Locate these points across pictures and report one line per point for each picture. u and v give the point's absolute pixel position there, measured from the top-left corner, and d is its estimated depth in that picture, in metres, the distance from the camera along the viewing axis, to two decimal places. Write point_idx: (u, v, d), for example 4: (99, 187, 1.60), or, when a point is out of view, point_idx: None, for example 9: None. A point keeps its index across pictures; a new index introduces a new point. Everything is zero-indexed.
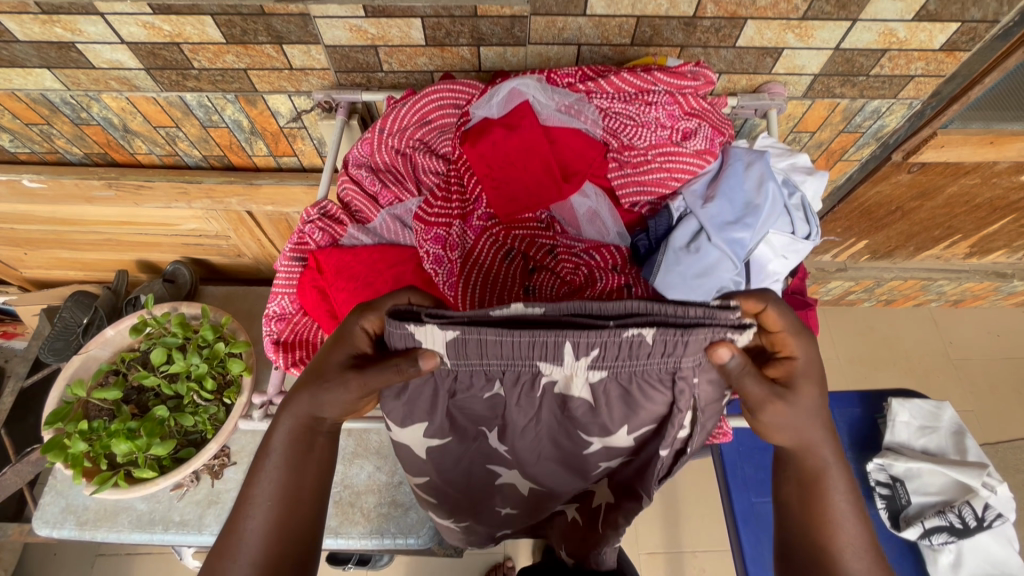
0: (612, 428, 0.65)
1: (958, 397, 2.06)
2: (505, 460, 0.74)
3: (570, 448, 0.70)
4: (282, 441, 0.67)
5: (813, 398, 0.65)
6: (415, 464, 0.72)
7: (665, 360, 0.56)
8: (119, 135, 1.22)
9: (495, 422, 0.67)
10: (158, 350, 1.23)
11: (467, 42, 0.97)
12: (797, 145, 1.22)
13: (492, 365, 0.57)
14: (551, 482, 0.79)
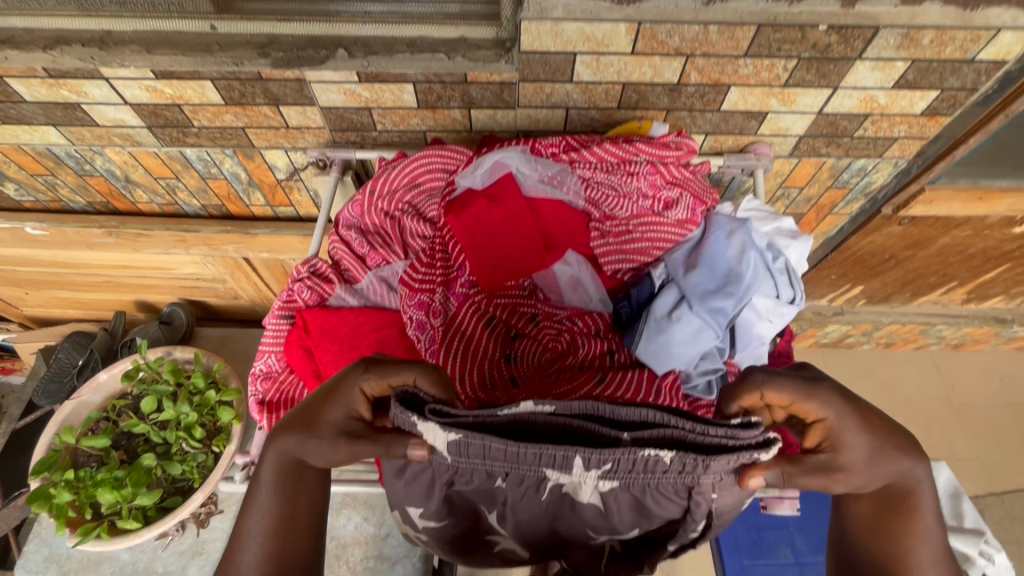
0: (620, 524, 0.63)
1: (961, 444, 2.03)
2: (505, 535, 0.73)
3: (573, 533, 0.68)
4: (271, 479, 0.61)
5: (862, 462, 0.59)
6: (413, 527, 0.72)
7: (682, 476, 0.53)
8: (121, 185, 1.25)
9: (493, 507, 0.65)
10: (149, 397, 1.23)
11: (459, 105, 0.99)
12: (786, 199, 1.24)
13: (496, 467, 0.54)
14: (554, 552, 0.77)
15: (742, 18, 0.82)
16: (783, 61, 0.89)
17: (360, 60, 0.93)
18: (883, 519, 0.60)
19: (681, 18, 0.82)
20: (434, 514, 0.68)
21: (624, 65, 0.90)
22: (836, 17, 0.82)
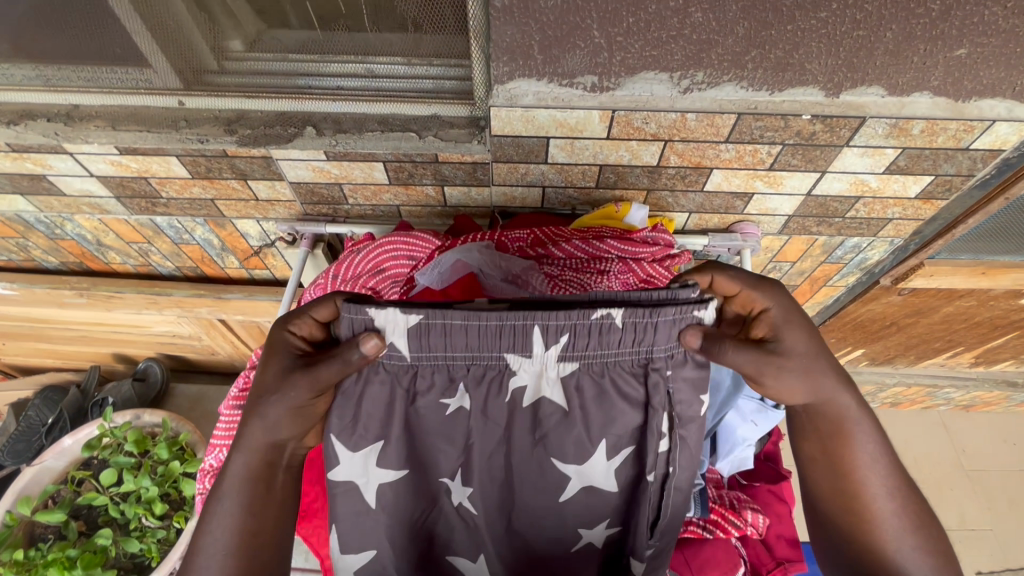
0: (589, 459, 0.64)
1: (973, 512, 1.92)
2: (472, 524, 0.69)
3: (543, 499, 0.67)
4: (236, 479, 0.59)
5: (814, 362, 0.63)
6: (363, 543, 0.64)
7: (636, 348, 0.60)
8: (94, 248, 1.22)
9: (457, 457, 0.65)
10: (110, 470, 1.17)
11: (432, 182, 0.96)
12: (778, 272, 1.18)
13: (458, 356, 0.59)
14: (522, 559, 0.72)
15: (721, 106, 0.79)
16: (767, 146, 0.85)
17: (328, 139, 0.90)
18: (837, 441, 0.66)
19: (657, 106, 0.79)
20: (395, 489, 0.64)
21: (599, 148, 0.86)
22: (820, 107, 0.78)
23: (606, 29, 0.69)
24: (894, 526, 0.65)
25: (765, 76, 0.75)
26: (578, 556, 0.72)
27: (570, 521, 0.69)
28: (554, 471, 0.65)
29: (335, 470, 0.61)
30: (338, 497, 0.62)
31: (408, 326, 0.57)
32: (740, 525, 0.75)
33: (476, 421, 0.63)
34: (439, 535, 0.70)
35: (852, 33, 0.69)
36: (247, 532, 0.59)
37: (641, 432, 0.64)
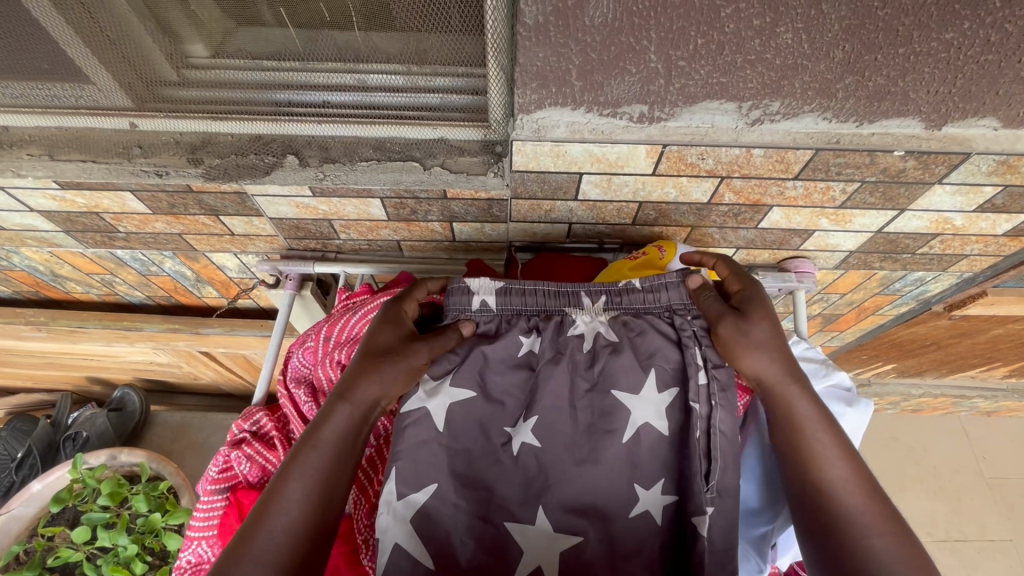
0: (648, 387, 0.60)
1: (992, 523, 1.86)
2: (531, 470, 0.58)
3: (592, 440, 0.58)
4: (336, 430, 0.54)
5: (760, 343, 0.58)
6: (428, 472, 0.56)
7: (658, 299, 0.64)
8: (49, 278, 1.07)
9: (524, 383, 0.61)
10: (81, 529, 1.05)
11: (438, 219, 0.82)
12: (823, 303, 1.06)
13: (529, 303, 0.64)
14: (579, 519, 0.57)
15: (795, 141, 0.64)
16: (841, 184, 0.71)
17: (314, 171, 0.75)
18: (788, 435, 0.57)
19: (717, 140, 0.64)
20: (471, 415, 0.59)
21: (642, 185, 0.72)
22: (916, 141, 0.64)
23: (666, 52, 0.54)
24: (881, 552, 0.51)
25: (857, 107, 0.60)
26: (632, 527, 0.57)
27: (618, 480, 0.58)
28: (604, 414, 0.59)
29: (409, 400, 0.58)
30: (407, 430, 0.57)
31: (488, 297, 0.64)
32: None
33: (538, 361, 0.61)
34: (497, 492, 0.57)
35: (978, 59, 0.54)
36: (324, 495, 0.52)
37: (679, 372, 0.61)
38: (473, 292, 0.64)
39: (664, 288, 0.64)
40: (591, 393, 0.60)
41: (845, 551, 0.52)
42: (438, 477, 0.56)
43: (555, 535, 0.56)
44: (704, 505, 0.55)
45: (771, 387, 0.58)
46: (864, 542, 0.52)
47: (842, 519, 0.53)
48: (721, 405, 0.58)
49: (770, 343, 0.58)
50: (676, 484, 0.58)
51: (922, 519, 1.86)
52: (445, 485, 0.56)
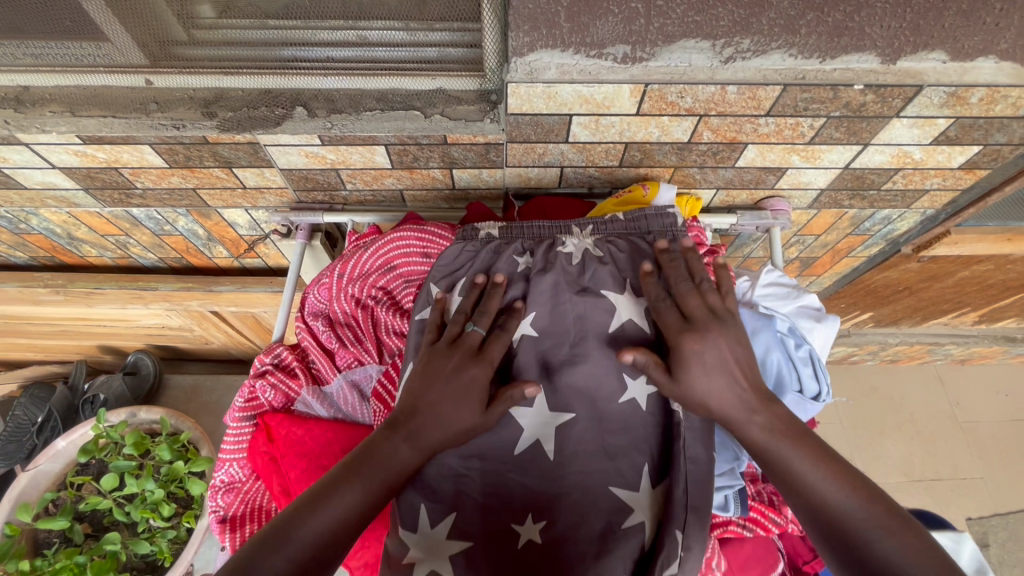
0: (631, 291, 0.69)
1: (966, 463, 1.97)
2: (531, 361, 0.67)
3: (582, 337, 0.67)
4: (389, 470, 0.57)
5: (699, 400, 0.61)
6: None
7: (634, 224, 0.74)
8: (65, 242, 1.12)
9: (518, 289, 0.70)
10: (110, 475, 1.12)
11: (439, 165, 0.87)
12: (800, 245, 1.14)
13: (525, 231, 0.74)
14: (574, 399, 0.66)
15: (765, 77, 0.70)
16: (809, 119, 0.77)
17: (322, 121, 0.80)
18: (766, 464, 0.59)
19: (694, 78, 0.70)
20: None
21: (627, 125, 0.78)
22: (874, 75, 0.70)
23: None
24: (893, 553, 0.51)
25: (819, 42, 0.67)
26: (619, 410, 0.65)
27: (607, 370, 0.66)
28: (591, 317, 0.68)
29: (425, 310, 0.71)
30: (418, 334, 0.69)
31: (492, 230, 0.74)
32: (782, 523, 0.73)
33: (533, 276, 0.70)
34: (502, 380, 0.67)
35: None
36: (364, 511, 0.55)
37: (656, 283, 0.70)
38: (478, 228, 0.75)
39: (642, 217, 0.74)
40: (578, 299, 0.68)
41: (859, 562, 0.52)
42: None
43: (550, 413, 0.65)
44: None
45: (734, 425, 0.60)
46: (869, 547, 0.52)
47: (845, 528, 0.54)
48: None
49: (709, 394, 0.60)
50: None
51: (900, 461, 1.96)
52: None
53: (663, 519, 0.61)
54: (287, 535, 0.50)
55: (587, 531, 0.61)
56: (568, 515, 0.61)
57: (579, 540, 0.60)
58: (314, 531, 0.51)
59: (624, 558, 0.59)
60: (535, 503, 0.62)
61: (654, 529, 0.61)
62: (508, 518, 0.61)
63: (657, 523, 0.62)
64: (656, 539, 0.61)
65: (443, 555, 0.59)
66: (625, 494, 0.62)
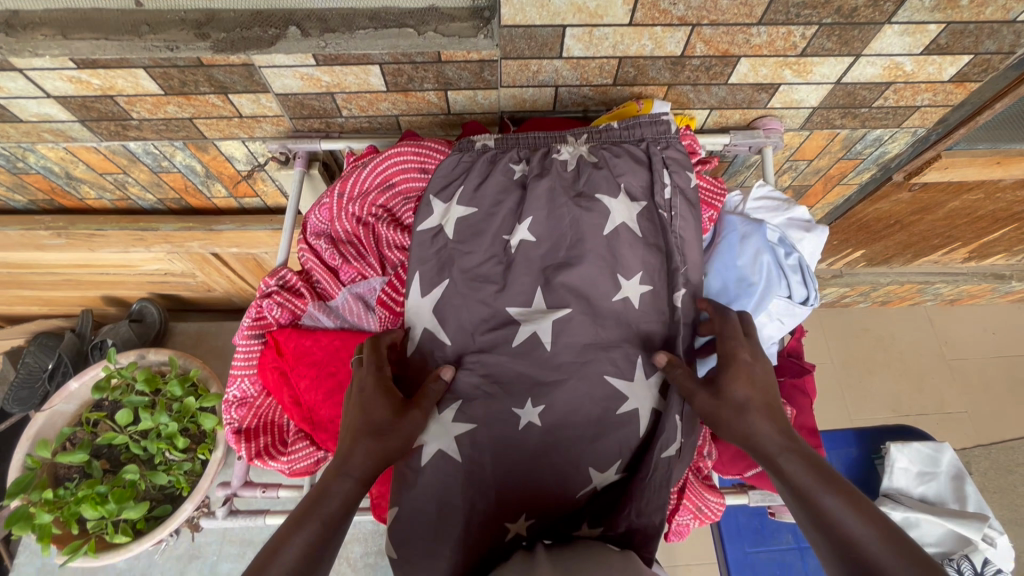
0: (624, 195, 0.72)
1: (951, 398, 2.04)
2: (529, 265, 0.70)
3: (579, 240, 0.70)
4: (332, 501, 0.53)
5: (732, 418, 0.59)
6: (442, 271, 0.70)
7: (629, 132, 0.75)
8: (64, 182, 1.12)
9: (515, 197, 0.72)
10: (124, 409, 1.15)
11: (433, 87, 0.88)
12: (793, 172, 1.16)
13: (521, 141, 0.76)
14: (570, 298, 0.69)
15: None
16: (801, 28, 0.78)
17: (316, 40, 0.79)
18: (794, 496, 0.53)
19: None
20: (472, 223, 0.71)
21: (620, 37, 0.78)
22: None
23: None
24: None
25: None
26: (614, 307, 0.69)
27: (602, 272, 0.69)
28: (585, 220, 0.70)
29: (426, 220, 0.72)
30: (418, 242, 0.71)
31: (488, 141, 0.76)
32: None
33: (529, 181, 0.72)
34: (501, 284, 0.70)
35: None
36: (312, 549, 0.49)
37: (649, 188, 0.73)
38: (474, 140, 0.76)
39: (637, 124, 0.74)
40: (574, 205, 0.71)
41: None
42: (450, 275, 0.70)
43: (548, 308, 0.68)
44: (678, 288, 0.69)
45: (773, 456, 0.56)
46: None
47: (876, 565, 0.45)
48: (679, 215, 0.71)
49: (746, 408, 0.59)
50: (651, 273, 0.70)
51: (888, 397, 2.03)
52: (455, 281, 0.70)
53: (658, 406, 0.67)
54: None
55: (584, 417, 0.66)
56: (564, 402, 0.66)
57: (577, 425, 0.65)
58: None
59: (619, 441, 0.66)
60: (534, 388, 0.66)
61: (653, 416, 0.67)
62: (508, 402, 0.65)
63: (653, 409, 0.67)
64: (652, 427, 0.67)
65: (450, 435, 0.64)
66: (621, 383, 0.66)
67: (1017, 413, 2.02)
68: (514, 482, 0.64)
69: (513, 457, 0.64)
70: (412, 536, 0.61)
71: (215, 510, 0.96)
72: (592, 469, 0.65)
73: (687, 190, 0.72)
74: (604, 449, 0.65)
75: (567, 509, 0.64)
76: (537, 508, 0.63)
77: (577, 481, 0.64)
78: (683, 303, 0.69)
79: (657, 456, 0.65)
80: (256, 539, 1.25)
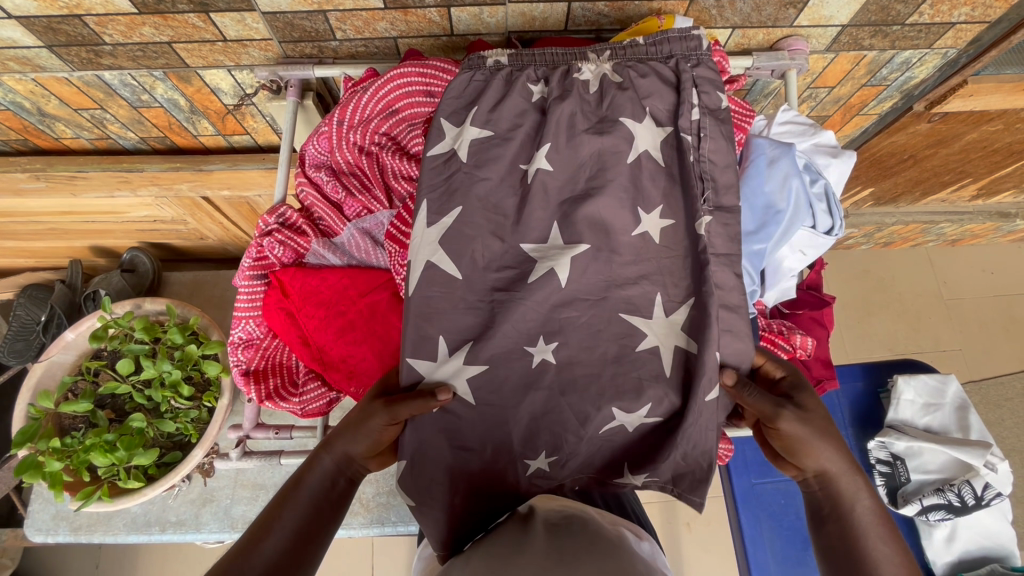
0: (649, 120, 0.67)
1: (947, 336, 2.07)
2: (545, 196, 0.66)
3: (600, 171, 0.66)
4: (321, 479, 0.60)
5: (817, 442, 0.60)
6: (453, 197, 0.65)
7: (657, 48, 0.69)
8: (36, 119, 1.04)
9: (533, 121, 0.68)
10: (125, 357, 1.13)
11: (435, 3, 0.80)
12: (813, 100, 1.11)
13: (538, 57, 0.70)
14: (589, 231, 0.66)
15: None
16: None
17: None
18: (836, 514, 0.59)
19: None
20: (486, 147, 0.66)
21: None
22: None
23: None
24: None
25: None
26: (633, 243, 0.66)
27: (625, 203, 0.66)
28: (607, 149, 0.66)
29: (437, 144, 0.67)
30: (429, 168, 0.66)
31: (500, 57, 0.69)
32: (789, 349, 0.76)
33: (548, 105, 0.67)
34: (516, 217, 0.66)
35: None
36: (298, 527, 0.56)
37: (675, 111, 0.67)
38: (485, 55, 0.69)
39: (666, 40, 0.68)
40: (595, 132, 0.67)
41: None
42: (462, 202, 0.65)
43: (566, 244, 0.65)
44: (703, 213, 0.64)
45: (835, 478, 0.60)
46: None
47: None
48: (709, 136, 0.65)
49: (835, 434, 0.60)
50: (674, 207, 0.66)
51: (886, 336, 2.05)
52: (469, 207, 0.65)
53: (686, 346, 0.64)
54: (252, 551, 0.53)
55: (593, 352, 0.65)
56: (578, 338, 0.65)
57: (593, 358, 0.65)
58: (276, 549, 0.54)
59: (631, 371, 0.65)
60: (546, 326, 0.65)
61: (682, 355, 0.64)
62: (520, 340, 0.64)
63: (679, 348, 0.65)
64: (689, 369, 0.64)
65: (461, 376, 0.63)
66: (638, 320, 0.65)
67: (1010, 349, 2.06)
68: (537, 420, 0.65)
69: (533, 395, 0.64)
70: (416, 478, 0.62)
71: (229, 451, 0.97)
72: (617, 410, 0.64)
73: (718, 112, 0.66)
74: (630, 389, 0.64)
75: (587, 445, 0.66)
76: (559, 446, 0.65)
77: (600, 420, 0.65)
78: (709, 231, 0.64)
79: (700, 400, 0.62)
80: (268, 481, 1.26)
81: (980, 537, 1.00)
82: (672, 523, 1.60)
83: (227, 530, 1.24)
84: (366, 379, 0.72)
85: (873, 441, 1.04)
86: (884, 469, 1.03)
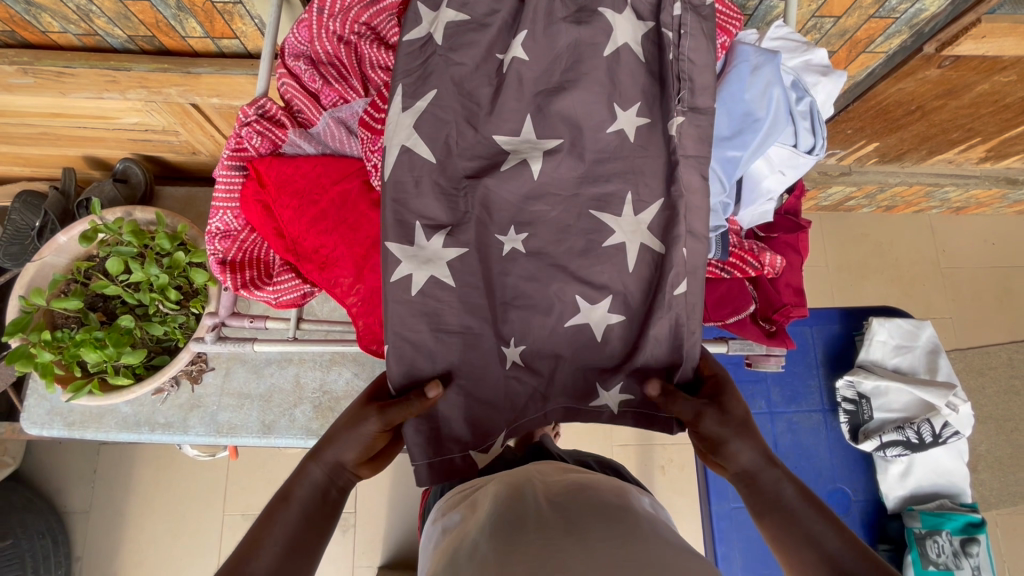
0: (630, 13, 0.66)
1: (938, 304, 2.06)
2: (518, 88, 0.65)
3: (576, 63, 0.65)
4: (310, 490, 0.59)
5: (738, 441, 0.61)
6: (427, 82, 0.64)
7: None
8: (22, 9, 1.02)
9: (511, 7, 0.66)
10: (113, 259, 1.14)
11: None
12: (817, 32, 1.09)
13: None
14: (563, 127, 0.65)
15: None
16: None
17: None
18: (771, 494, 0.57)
19: None
20: (461, 32, 0.65)
21: None
22: None
23: None
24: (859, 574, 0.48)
25: None
26: (606, 140, 0.65)
27: (601, 99, 0.65)
28: (586, 42, 0.65)
29: (412, 30, 0.65)
30: (406, 54, 0.65)
31: None
32: (758, 267, 0.78)
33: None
34: (489, 107, 0.65)
35: None
36: (290, 539, 0.54)
37: (657, 5, 0.65)
38: None
39: None
40: (574, 24, 0.65)
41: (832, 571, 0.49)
42: (436, 86, 0.64)
43: (538, 139, 0.65)
44: (675, 114, 0.63)
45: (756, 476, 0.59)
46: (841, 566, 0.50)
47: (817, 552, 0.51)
48: (690, 33, 0.63)
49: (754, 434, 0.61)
50: (650, 106, 0.65)
51: (876, 302, 2.05)
52: (443, 92, 0.64)
53: (652, 245, 0.65)
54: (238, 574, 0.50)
55: (567, 247, 0.66)
56: (548, 233, 0.66)
57: (561, 255, 0.66)
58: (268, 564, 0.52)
59: (599, 272, 0.66)
60: (516, 218, 0.65)
61: (647, 254, 0.65)
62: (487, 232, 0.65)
63: (646, 246, 0.65)
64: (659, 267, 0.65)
65: (440, 259, 0.63)
66: (606, 217, 0.65)
67: (999, 320, 2.05)
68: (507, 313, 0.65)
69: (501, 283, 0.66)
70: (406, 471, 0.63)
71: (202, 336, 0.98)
72: (581, 298, 0.66)
73: (702, 8, 0.63)
74: (592, 282, 0.66)
75: (549, 335, 0.67)
76: (527, 334, 0.66)
77: (564, 309, 0.66)
78: (681, 133, 0.63)
79: (669, 294, 0.64)
80: (254, 391, 1.31)
81: (934, 475, 1.03)
82: (645, 465, 1.65)
83: (211, 435, 1.29)
84: (336, 268, 0.73)
85: (842, 379, 1.07)
86: (849, 406, 1.06)
